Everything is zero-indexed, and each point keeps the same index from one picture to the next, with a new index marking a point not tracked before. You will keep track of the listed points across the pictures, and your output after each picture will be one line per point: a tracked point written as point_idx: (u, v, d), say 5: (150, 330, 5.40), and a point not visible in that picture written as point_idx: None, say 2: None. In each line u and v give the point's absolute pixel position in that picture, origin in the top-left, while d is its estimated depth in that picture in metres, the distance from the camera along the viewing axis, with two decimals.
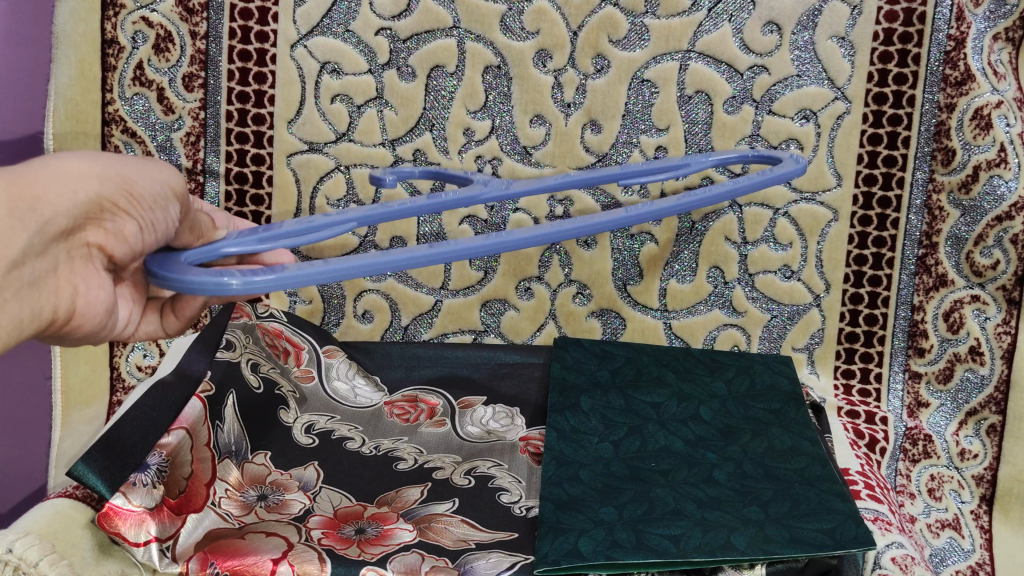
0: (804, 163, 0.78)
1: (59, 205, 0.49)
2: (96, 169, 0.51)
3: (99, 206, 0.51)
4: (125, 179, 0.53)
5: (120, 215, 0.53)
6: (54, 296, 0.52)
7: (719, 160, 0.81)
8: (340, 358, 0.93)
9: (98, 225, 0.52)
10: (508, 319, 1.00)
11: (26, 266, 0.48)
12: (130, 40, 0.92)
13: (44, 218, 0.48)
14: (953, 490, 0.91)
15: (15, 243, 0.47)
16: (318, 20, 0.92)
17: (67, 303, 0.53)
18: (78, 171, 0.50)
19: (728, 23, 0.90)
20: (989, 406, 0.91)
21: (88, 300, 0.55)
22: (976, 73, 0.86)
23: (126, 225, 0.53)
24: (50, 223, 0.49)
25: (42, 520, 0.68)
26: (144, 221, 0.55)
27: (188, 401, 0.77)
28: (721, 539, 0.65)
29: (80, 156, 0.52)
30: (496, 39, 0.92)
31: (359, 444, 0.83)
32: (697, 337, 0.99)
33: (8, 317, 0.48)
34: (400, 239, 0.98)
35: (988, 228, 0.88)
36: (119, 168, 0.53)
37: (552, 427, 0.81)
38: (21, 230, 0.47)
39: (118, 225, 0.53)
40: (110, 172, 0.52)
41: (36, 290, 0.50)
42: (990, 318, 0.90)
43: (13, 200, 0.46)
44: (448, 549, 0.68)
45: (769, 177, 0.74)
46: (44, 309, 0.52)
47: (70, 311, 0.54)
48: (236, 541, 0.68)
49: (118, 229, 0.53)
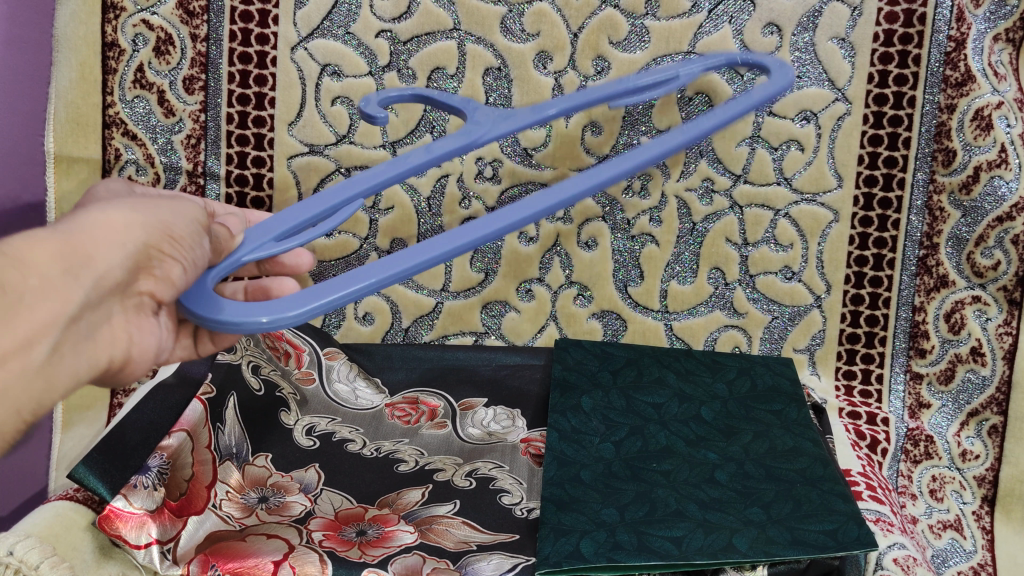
0: (789, 77, 0.80)
1: (110, 258, 0.46)
2: (137, 218, 0.48)
3: (146, 254, 0.48)
4: (164, 223, 0.50)
5: (166, 260, 0.50)
6: (107, 347, 0.50)
7: (706, 66, 0.82)
8: (340, 360, 0.93)
9: (147, 273, 0.49)
10: (509, 321, 1.00)
11: (81, 322, 0.46)
12: (130, 43, 0.92)
13: (96, 273, 0.45)
14: (955, 491, 0.90)
15: (67, 302, 0.44)
16: (318, 23, 0.93)
17: (120, 352, 0.51)
18: (121, 222, 0.47)
19: (728, 24, 0.90)
20: (991, 407, 0.91)
21: (141, 346, 0.52)
22: (977, 74, 0.86)
23: (173, 268, 0.50)
24: (104, 276, 0.46)
25: (43, 523, 0.68)
26: (188, 261, 0.51)
27: (190, 403, 0.77)
28: (723, 541, 0.65)
29: (119, 206, 0.49)
30: (496, 41, 0.92)
31: (360, 446, 0.83)
32: (698, 339, 0.99)
33: (68, 372, 0.46)
34: (401, 241, 0.98)
35: (989, 228, 0.88)
36: (157, 214, 0.50)
37: (552, 427, 0.81)
38: (75, 286, 0.44)
39: (165, 271, 0.50)
40: (150, 219, 0.49)
41: (87, 344, 0.48)
42: (992, 318, 0.90)
43: (61, 258, 0.44)
44: (449, 551, 0.68)
45: (753, 99, 0.76)
46: (95, 361, 0.49)
47: (123, 359, 0.52)
48: (237, 543, 0.67)
49: (166, 274, 0.50)
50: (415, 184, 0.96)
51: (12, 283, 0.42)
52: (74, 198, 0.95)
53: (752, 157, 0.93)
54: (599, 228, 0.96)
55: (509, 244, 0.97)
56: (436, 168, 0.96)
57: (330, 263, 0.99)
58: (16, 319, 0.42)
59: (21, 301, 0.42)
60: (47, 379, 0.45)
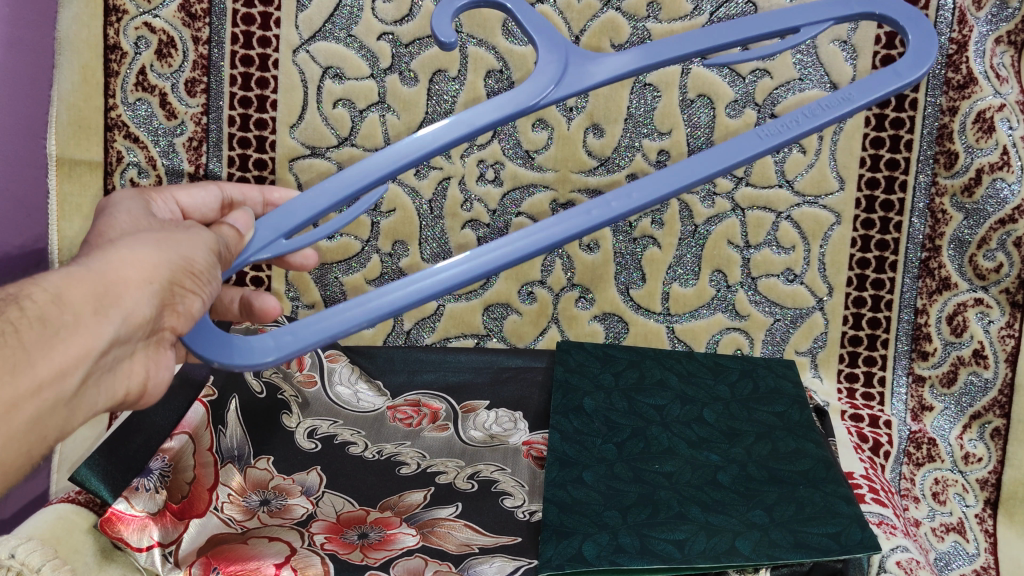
0: None
1: (139, 295, 0.45)
2: (161, 254, 0.47)
3: (171, 292, 0.47)
4: (187, 257, 0.49)
5: (189, 294, 0.49)
6: (125, 380, 0.48)
7: None
8: (342, 362, 0.94)
9: (170, 309, 0.48)
10: (511, 324, 1.00)
11: (107, 357, 0.45)
12: (133, 45, 0.92)
13: (125, 311, 0.45)
14: (958, 494, 0.90)
15: (99, 338, 0.43)
16: (320, 25, 0.93)
17: (137, 385, 0.50)
18: (149, 261, 0.46)
19: None
20: (993, 409, 0.91)
21: (158, 380, 0.51)
22: (978, 76, 0.86)
23: (194, 303, 0.50)
24: (132, 313, 0.45)
25: (45, 525, 0.68)
26: (206, 295, 0.51)
27: (191, 406, 0.78)
28: (726, 544, 0.65)
29: (142, 240, 0.48)
30: (497, 43, 0.92)
31: (362, 449, 0.83)
32: (700, 342, 0.99)
33: (88, 406, 0.46)
34: (403, 244, 0.98)
35: (991, 231, 0.88)
36: (180, 247, 0.49)
37: (555, 429, 0.81)
38: (105, 323, 0.44)
39: (187, 306, 0.49)
40: (174, 254, 0.48)
41: (107, 377, 0.47)
42: (994, 321, 0.90)
43: (93, 296, 0.43)
44: (450, 554, 0.67)
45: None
46: (112, 395, 0.48)
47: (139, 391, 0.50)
48: (238, 545, 0.67)
49: (188, 309, 0.49)
50: (417, 187, 0.96)
51: (51, 318, 0.42)
52: (76, 199, 0.95)
53: (754, 159, 0.93)
54: (601, 230, 0.96)
55: None
56: (438, 170, 0.96)
57: (332, 266, 0.99)
58: (49, 353, 0.41)
59: (57, 335, 0.42)
60: (71, 410, 0.44)
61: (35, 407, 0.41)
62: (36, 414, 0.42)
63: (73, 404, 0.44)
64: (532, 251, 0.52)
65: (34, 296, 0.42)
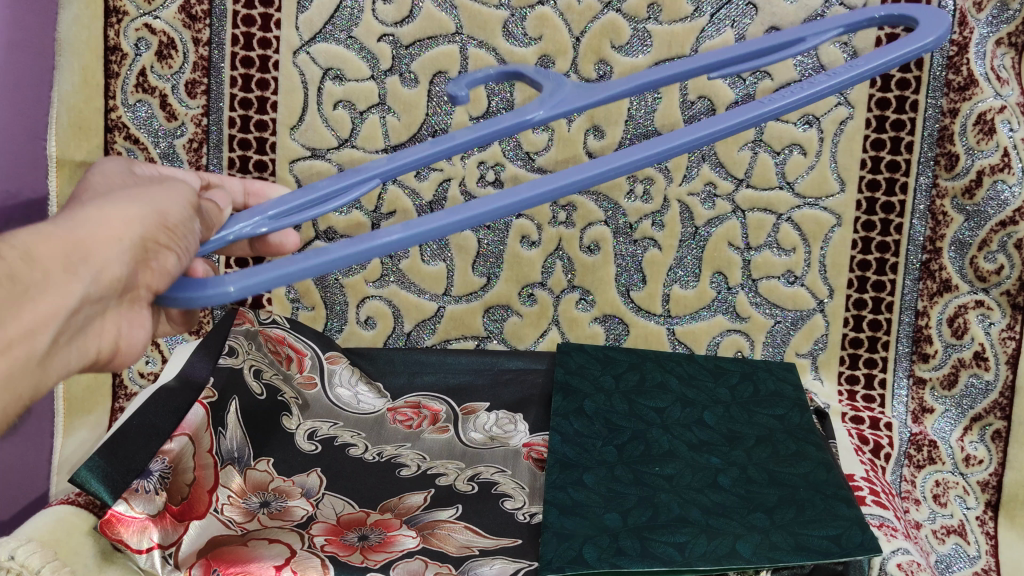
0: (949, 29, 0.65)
1: (112, 251, 0.44)
2: (132, 210, 0.46)
3: (144, 248, 0.46)
4: (161, 211, 0.48)
5: (165, 251, 0.48)
6: (97, 340, 0.47)
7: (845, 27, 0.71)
8: (342, 364, 0.94)
9: (144, 266, 0.47)
10: (512, 325, 1.00)
11: (79, 315, 0.44)
12: (133, 47, 0.92)
13: (96, 269, 0.43)
14: (958, 496, 0.90)
15: (71, 296, 0.42)
16: (321, 26, 0.93)
17: (109, 346, 0.48)
18: (121, 216, 0.45)
19: (731, 28, 0.90)
20: (995, 411, 0.91)
21: (132, 341, 0.49)
22: (979, 78, 0.86)
23: (170, 259, 0.48)
24: (105, 271, 0.44)
25: (45, 527, 0.68)
26: (181, 251, 0.49)
27: (191, 408, 0.76)
28: (727, 547, 0.65)
29: (115, 197, 0.47)
30: (498, 45, 0.92)
31: (362, 450, 0.83)
32: (701, 344, 0.99)
33: (61, 365, 0.45)
34: (404, 246, 0.97)
35: (992, 233, 0.88)
36: (154, 202, 0.48)
37: (555, 431, 0.81)
38: (76, 281, 0.42)
39: (161, 263, 0.48)
40: (148, 209, 0.47)
41: (77, 337, 0.45)
42: (995, 323, 0.90)
43: (64, 253, 0.42)
44: (451, 556, 0.67)
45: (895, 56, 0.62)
46: (83, 355, 0.47)
47: (112, 353, 0.49)
48: (239, 548, 0.67)
49: (162, 266, 0.48)
50: (418, 188, 0.96)
51: (22, 276, 0.40)
52: None
53: (755, 162, 0.93)
54: (602, 232, 0.96)
55: (512, 248, 0.97)
56: (439, 172, 0.96)
57: (331, 268, 0.98)
58: (20, 313, 0.40)
59: (28, 293, 0.40)
60: (43, 371, 0.43)
61: (4, 363, 0.40)
62: (8, 372, 0.41)
63: (46, 360, 0.43)
64: (500, 211, 0.54)
65: (5, 253, 0.39)
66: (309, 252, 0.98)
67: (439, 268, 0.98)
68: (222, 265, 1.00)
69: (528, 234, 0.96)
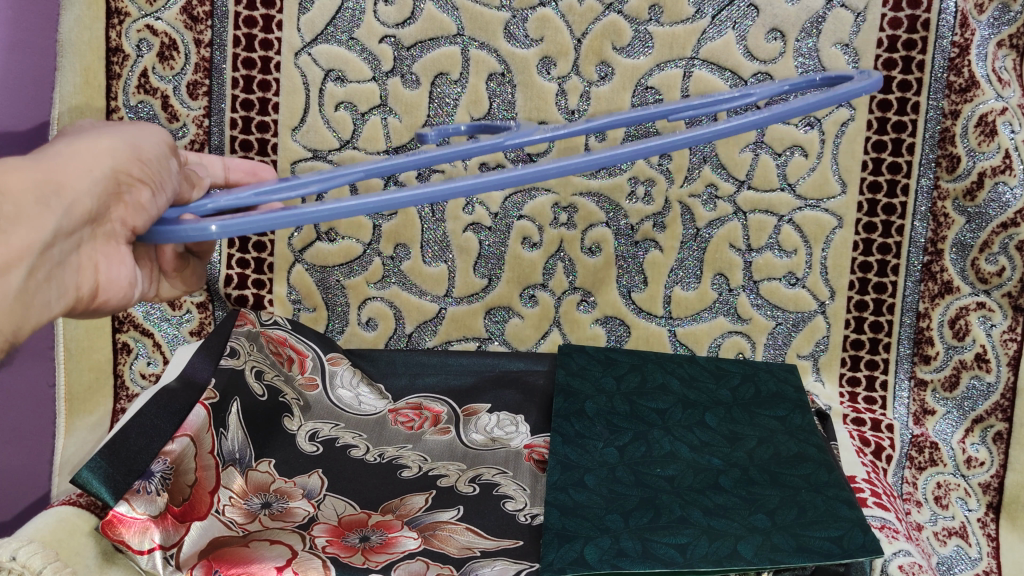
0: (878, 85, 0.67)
1: (80, 185, 0.48)
2: (102, 146, 0.50)
3: (116, 181, 0.50)
4: (133, 148, 0.52)
5: (137, 185, 0.51)
6: (75, 276, 0.51)
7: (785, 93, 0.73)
8: (344, 365, 0.93)
9: (118, 201, 0.51)
10: (513, 327, 1.00)
11: (53, 248, 0.48)
12: (135, 48, 0.92)
13: (67, 202, 0.47)
14: (960, 498, 0.90)
15: (41, 228, 0.46)
16: (322, 28, 0.93)
17: (90, 283, 0.52)
18: (89, 152, 0.49)
19: (732, 30, 0.90)
20: (996, 413, 0.91)
21: (112, 278, 0.53)
22: (980, 80, 0.86)
23: (143, 194, 0.51)
24: (74, 204, 0.48)
25: (47, 527, 0.67)
26: (157, 186, 0.52)
27: (192, 408, 0.77)
28: (728, 548, 0.65)
29: (90, 136, 0.51)
30: (499, 46, 0.92)
31: (363, 452, 0.83)
32: (702, 345, 0.99)
33: (41, 299, 0.49)
34: (405, 247, 0.98)
35: (994, 234, 0.88)
36: (126, 138, 0.52)
37: (557, 432, 0.81)
38: (46, 213, 0.47)
39: (136, 198, 0.51)
40: (118, 144, 0.51)
41: (57, 272, 0.50)
42: (996, 325, 0.90)
43: (34, 185, 0.46)
44: (452, 557, 0.67)
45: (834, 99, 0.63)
46: (64, 291, 0.51)
47: (95, 290, 0.53)
48: (240, 549, 0.67)
49: (137, 200, 0.51)
50: None
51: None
52: None
53: (756, 163, 0.93)
54: (603, 234, 0.96)
55: (513, 249, 0.97)
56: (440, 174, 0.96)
57: (332, 270, 0.98)
58: None
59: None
60: (23, 304, 0.48)
61: None
62: None
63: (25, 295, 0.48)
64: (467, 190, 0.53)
65: None
66: (310, 253, 0.98)
67: (440, 270, 0.98)
68: (222, 266, 0.98)
69: (529, 235, 0.97)
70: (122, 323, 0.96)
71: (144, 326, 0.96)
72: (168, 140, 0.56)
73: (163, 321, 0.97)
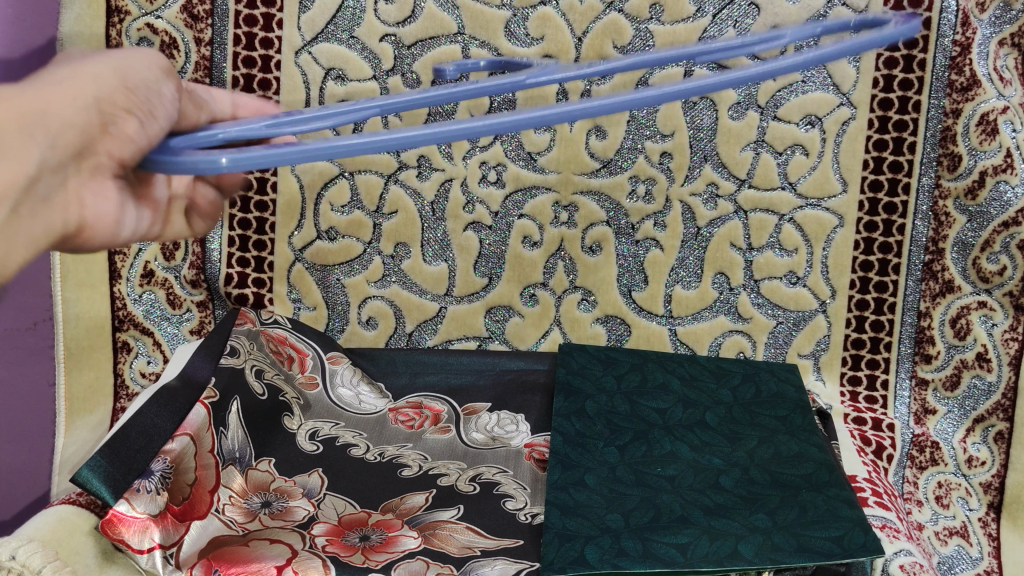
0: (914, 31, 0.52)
1: (66, 115, 0.42)
2: (85, 67, 0.43)
3: (104, 109, 0.43)
4: (121, 70, 0.45)
5: (125, 115, 0.44)
6: (61, 212, 0.45)
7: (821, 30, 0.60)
8: (344, 364, 0.93)
9: (103, 132, 0.44)
10: (514, 326, 1.00)
11: (38, 185, 0.42)
12: (135, 46, 0.92)
13: (52, 132, 0.41)
14: (961, 498, 0.90)
15: (22, 163, 0.40)
16: (323, 27, 0.93)
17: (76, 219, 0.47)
18: (70, 77, 0.42)
19: (733, 29, 0.90)
20: (997, 413, 0.91)
21: (99, 213, 0.47)
22: (982, 79, 0.86)
23: (134, 120, 0.45)
24: (61, 136, 0.42)
25: (46, 527, 0.67)
26: (150, 113, 0.46)
27: (192, 408, 0.76)
28: (729, 548, 0.65)
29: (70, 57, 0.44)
30: (500, 45, 0.92)
31: (363, 450, 0.83)
32: (703, 345, 0.99)
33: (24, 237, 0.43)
34: (405, 246, 0.98)
35: (995, 233, 0.88)
36: (111, 62, 0.45)
37: (557, 432, 0.80)
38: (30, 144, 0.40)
39: (126, 127, 0.45)
40: (104, 67, 0.44)
41: (42, 207, 0.44)
42: (998, 324, 0.90)
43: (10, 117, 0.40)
44: (452, 556, 0.67)
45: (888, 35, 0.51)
46: (51, 228, 0.45)
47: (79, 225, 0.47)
48: (239, 548, 0.67)
49: (128, 130, 0.45)
50: (419, 188, 0.96)
51: None
52: None
53: (757, 162, 0.93)
54: (603, 233, 0.96)
55: (514, 248, 0.97)
56: (441, 172, 0.96)
57: (334, 268, 0.98)
58: None
59: None
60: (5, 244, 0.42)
61: None
62: None
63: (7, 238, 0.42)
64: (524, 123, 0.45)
65: None
66: (311, 251, 0.98)
67: (440, 269, 0.98)
68: (222, 265, 0.98)
69: (530, 235, 0.97)
70: (122, 322, 0.96)
71: (144, 325, 0.97)
72: (161, 62, 0.49)
73: (163, 320, 0.97)
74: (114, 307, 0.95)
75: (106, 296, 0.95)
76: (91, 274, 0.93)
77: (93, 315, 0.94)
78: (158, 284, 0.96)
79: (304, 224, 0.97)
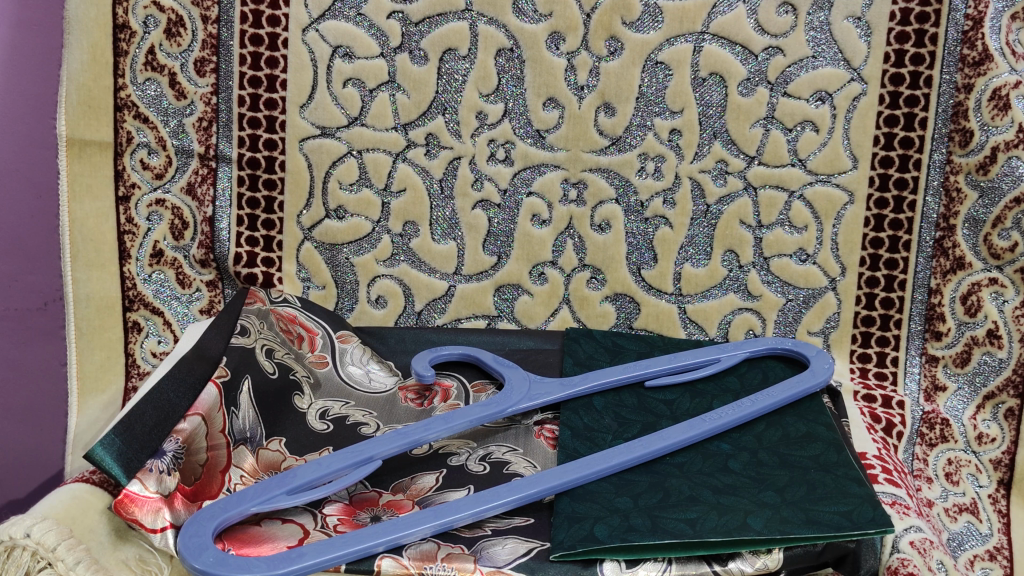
0: None
1: None
2: None
3: None
4: None
5: None
6: None
7: None
8: (354, 343, 0.94)
9: None
10: (522, 305, 0.99)
11: None
12: (141, 25, 0.90)
13: None
14: (971, 475, 0.88)
15: None
16: (330, 4, 0.93)
17: None
18: None
19: (742, 5, 0.90)
20: (1007, 389, 0.90)
21: None
22: (994, 53, 0.86)
23: None
24: None
25: (60, 505, 0.64)
26: None
27: (204, 387, 0.76)
28: (737, 521, 0.65)
29: None
30: (508, 21, 0.92)
31: (374, 428, 0.82)
32: (713, 323, 0.98)
33: None
34: (414, 224, 0.98)
35: (1006, 209, 0.87)
36: None
37: (565, 425, 0.80)
38: None
39: None
40: None
41: None
42: (1009, 301, 0.89)
43: None
44: (463, 537, 0.67)
45: None
46: None
47: None
48: (252, 527, 0.67)
49: None
50: (427, 166, 0.96)
51: None
52: (86, 180, 0.91)
53: (766, 139, 0.92)
54: (613, 211, 0.96)
55: (522, 226, 0.97)
56: (448, 150, 0.96)
57: (343, 247, 0.98)
58: None
59: None
60: None
61: None
62: None
63: None
64: None
65: None
66: (320, 231, 0.98)
67: (449, 247, 0.98)
68: (232, 244, 0.98)
69: (538, 212, 0.97)
70: (132, 302, 0.95)
71: (154, 305, 0.96)
72: None
73: (172, 300, 0.97)
74: (124, 287, 0.95)
75: (117, 275, 0.94)
76: (100, 255, 0.92)
77: (102, 296, 0.93)
78: (168, 264, 0.97)
79: (312, 203, 0.97)
